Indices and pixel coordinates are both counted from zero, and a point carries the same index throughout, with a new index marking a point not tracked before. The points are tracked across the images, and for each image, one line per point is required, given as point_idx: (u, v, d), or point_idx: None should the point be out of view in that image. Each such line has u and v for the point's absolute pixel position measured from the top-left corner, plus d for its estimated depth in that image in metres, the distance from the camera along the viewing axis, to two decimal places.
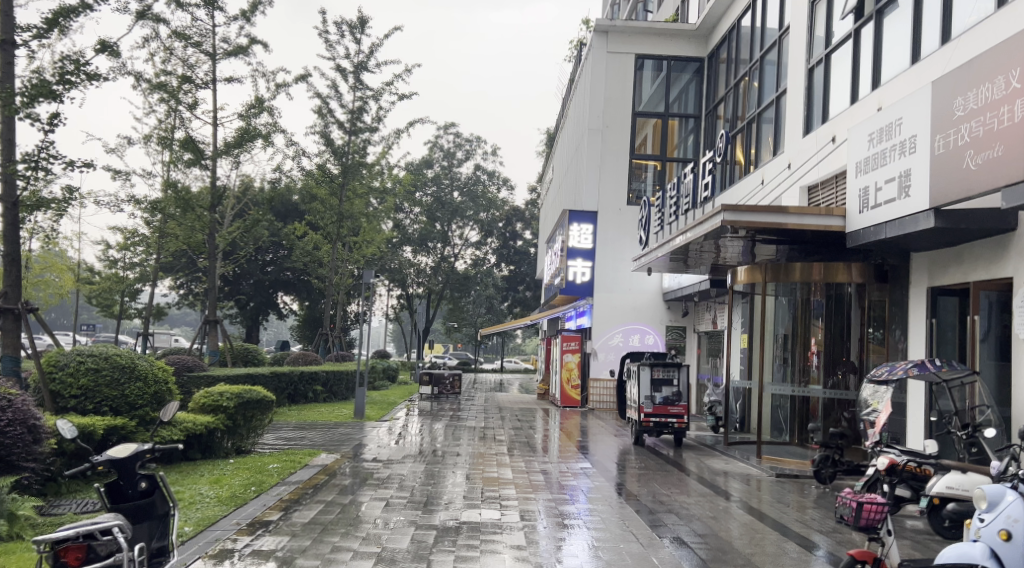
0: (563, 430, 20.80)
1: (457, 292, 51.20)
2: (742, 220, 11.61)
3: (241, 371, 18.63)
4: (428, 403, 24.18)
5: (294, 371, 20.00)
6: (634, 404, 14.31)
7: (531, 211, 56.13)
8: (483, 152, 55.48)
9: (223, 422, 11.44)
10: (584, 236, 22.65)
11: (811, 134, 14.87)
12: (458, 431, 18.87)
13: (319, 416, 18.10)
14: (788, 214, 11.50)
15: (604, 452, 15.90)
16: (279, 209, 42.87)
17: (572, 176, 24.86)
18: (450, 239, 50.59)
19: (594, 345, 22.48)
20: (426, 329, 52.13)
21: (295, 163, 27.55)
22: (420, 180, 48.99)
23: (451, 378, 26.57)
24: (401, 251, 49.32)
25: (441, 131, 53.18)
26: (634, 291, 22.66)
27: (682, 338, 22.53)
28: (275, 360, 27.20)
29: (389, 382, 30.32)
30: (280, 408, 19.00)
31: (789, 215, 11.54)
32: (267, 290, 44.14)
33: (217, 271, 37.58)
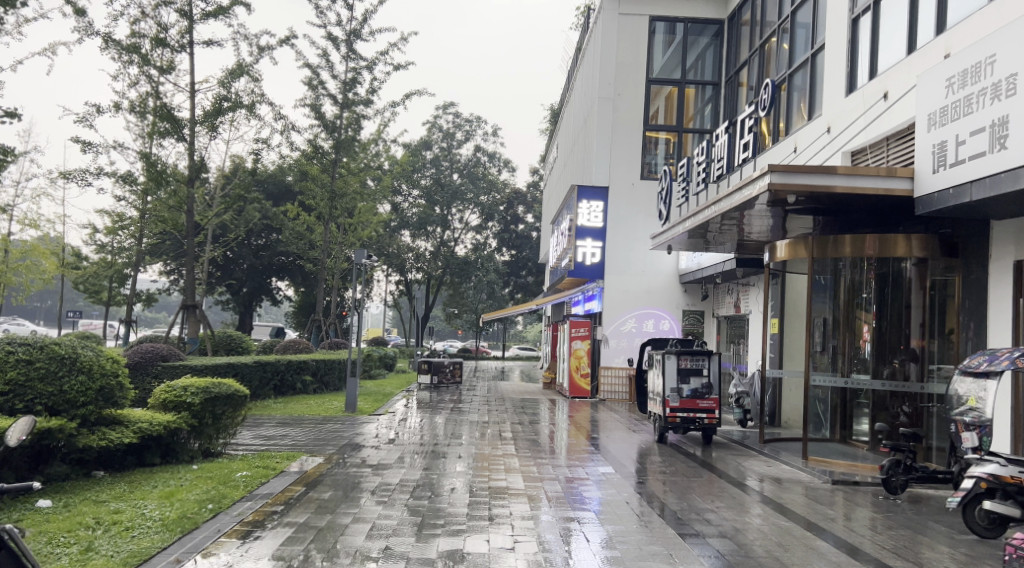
0: (572, 423, 19.21)
1: (457, 278, 49.61)
2: (789, 184, 9.91)
3: (223, 360, 17.09)
4: (427, 393, 22.65)
5: (281, 360, 18.48)
6: (656, 397, 12.72)
7: (532, 194, 54.46)
8: (482, 133, 53.79)
9: (186, 421, 9.87)
10: (594, 214, 21.03)
11: (856, 93, 13.30)
12: (459, 424, 17.37)
13: (307, 410, 16.59)
14: (836, 176, 9.88)
15: (620, 448, 14.36)
16: (272, 191, 41.27)
17: (579, 150, 23.20)
18: (450, 223, 49.00)
19: (605, 332, 20.87)
20: (425, 316, 50.56)
21: (284, 138, 25.92)
22: (418, 162, 47.35)
23: (451, 366, 25.06)
24: (399, 235, 47.75)
25: (440, 111, 51.52)
26: (648, 272, 21.04)
27: (700, 323, 20.90)
28: (266, 348, 25.63)
29: (386, 371, 28.79)
30: (265, 400, 17.50)
31: (839, 178, 9.91)
32: (261, 276, 42.60)
33: (207, 255, 35.97)
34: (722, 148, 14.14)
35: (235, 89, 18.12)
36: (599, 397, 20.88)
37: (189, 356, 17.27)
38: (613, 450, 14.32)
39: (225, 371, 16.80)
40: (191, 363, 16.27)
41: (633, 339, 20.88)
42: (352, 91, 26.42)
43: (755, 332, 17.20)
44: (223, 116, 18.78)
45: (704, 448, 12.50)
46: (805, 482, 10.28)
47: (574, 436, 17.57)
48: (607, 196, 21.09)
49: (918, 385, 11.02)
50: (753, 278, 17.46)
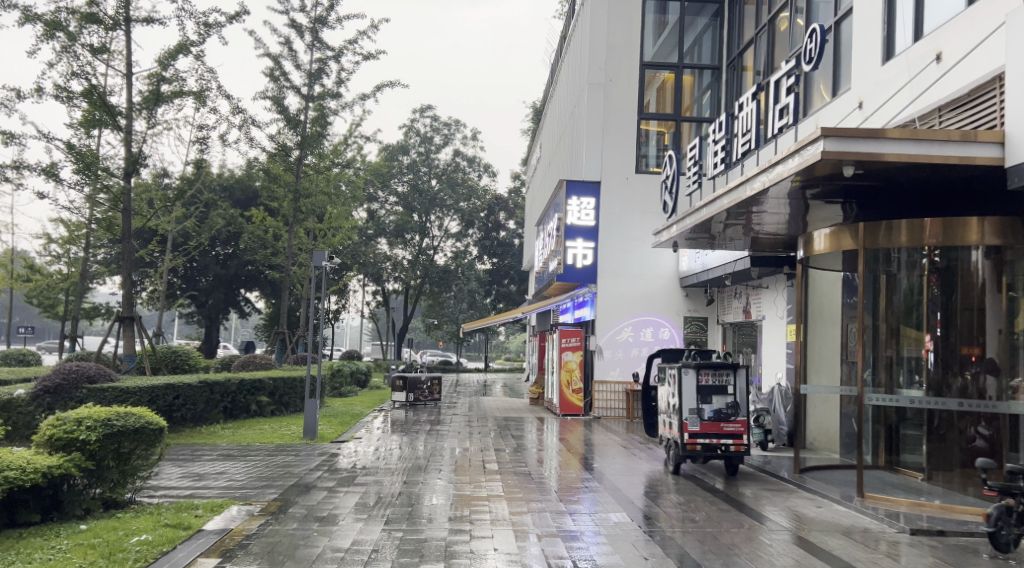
0: (564, 445, 17.09)
1: (436, 287, 47.39)
2: (839, 150, 7.84)
3: (161, 380, 14.86)
4: (401, 412, 20.49)
5: (232, 379, 16.28)
6: (669, 420, 10.62)
7: (514, 199, 52.42)
8: (461, 137, 51.75)
9: (79, 463, 7.66)
10: (585, 212, 19.05)
11: (895, 58, 11.37)
12: (437, 446, 15.24)
13: (260, 437, 14.38)
14: (887, 141, 7.93)
15: (622, 477, 12.25)
16: (238, 197, 38.97)
17: (568, 142, 21.17)
18: (429, 230, 46.87)
19: (599, 342, 18.80)
20: (403, 328, 48.30)
21: (243, 134, 23.65)
22: (394, 167, 45.22)
23: (428, 383, 22.94)
24: (376, 243, 45.51)
25: (417, 114, 49.51)
26: (645, 275, 19.00)
27: (703, 331, 18.89)
28: (224, 365, 23.30)
29: (359, 387, 26.60)
30: (213, 426, 15.28)
31: (891, 143, 7.97)
32: (228, 287, 40.26)
33: (167, 265, 33.56)
34: (743, 125, 12.09)
35: (177, 73, 15.93)
36: (592, 415, 18.78)
37: (124, 376, 15.07)
38: (614, 480, 12.21)
39: (164, 393, 14.58)
40: (122, 383, 14.06)
41: (630, 350, 18.81)
42: (318, 84, 24.25)
43: (769, 340, 15.26)
44: (165, 102, 16.58)
45: (728, 480, 10.44)
46: (867, 527, 8.20)
47: (565, 460, 15.44)
48: (599, 192, 19.10)
49: (999, 403, 8.94)
50: (765, 279, 15.49)
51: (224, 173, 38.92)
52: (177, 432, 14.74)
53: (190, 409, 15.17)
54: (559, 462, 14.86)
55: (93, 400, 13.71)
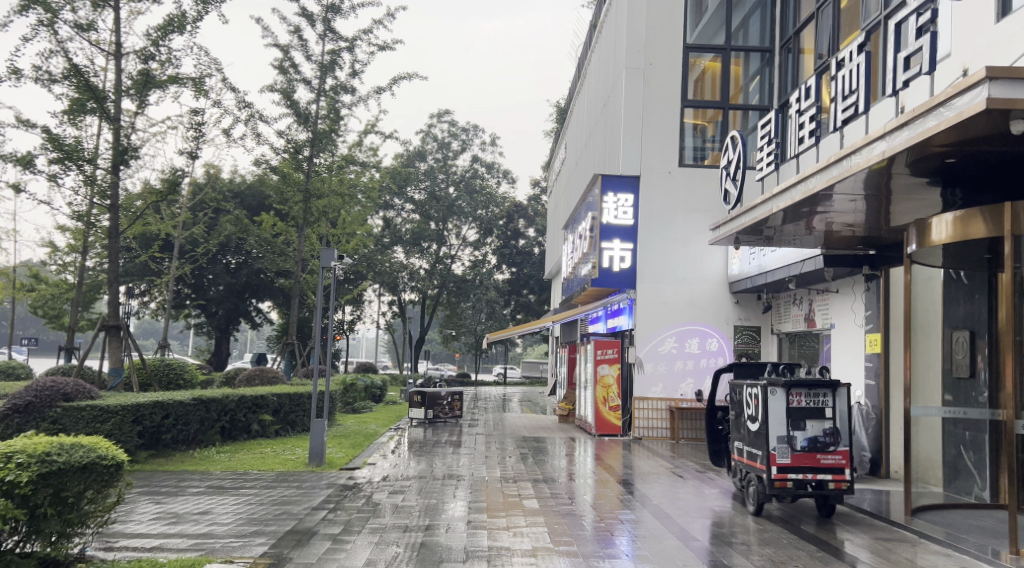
0: (602, 466, 15.27)
1: (453, 297, 45.59)
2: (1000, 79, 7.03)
3: (148, 396, 13.16)
4: (420, 431, 18.69)
5: (230, 396, 14.51)
6: (748, 449, 8.76)
7: (534, 207, 50.61)
8: (480, 142, 50.09)
9: (7, 513, 5.83)
10: (623, 209, 17.22)
11: (1014, 14, 9.47)
12: (461, 466, 13.43)
13: (259, 463, 12.58)
14: None
15: (680, 511, 10.35)
16: (249, 203, 37.41)
17: (602, 134, 19.36)
18: (446, 239, 45.13)
19: (639, 355, 16.88)
20: (420, 340, 46.51)
21: (250, 130, 22.04)
22: (411, 173, 43.56)
23: (448, 399, 21.10)
24: (392, 252, 43.80)
25: (434, 119, 47.93)
26: (690, 280, 17.10)
27: (756, 342, 16.93)
28: (229, 379, 21.58)
29: (374, 402, 24.81)
30: (206, 450, 13.52)
31: None
32: (239, 295, 38.68)
33: (174, 273, 31.97)
34: None
35: (170, 55, 14.34)
36: (631, 436, 16.92)
37: (107, 393, 13.32)
38: (670, 511, 10.31)
39: (151, 412, 12.82)
40: (103, 401, 12.34)
41: (673, 363, 16.89)
42: (330, 77, 22.59)
43: (841, 352, 13.34)
44: (157, 86, 14.95)
45: (820, 524, 8.52)
46: None
47: (605, 483, 13.61)
48: (639, 188, 17.28)
49: None
50: (836, 283, 13.63)
51: (235, 179, 37.40)
52: (167, 457, 12.96)
53: (182, 429, 13.41)
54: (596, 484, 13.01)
55: (68, 421, 12.01)
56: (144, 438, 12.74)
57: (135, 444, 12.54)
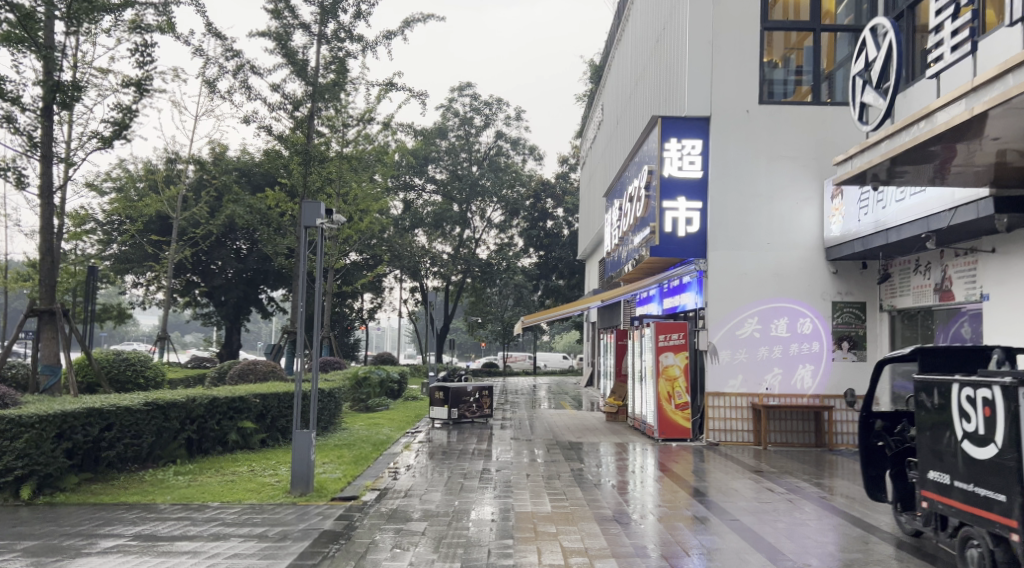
0: (671, 477, 11.97)
1: (478, 282, 42.25)
2: None
3: (85, 401, 10.17)
4: (443, 434, 15.56)
5: (200, 399, 11.43)
6: (959, 486, 5.68)
7: (563, 185, 46.97)
8: (504, 116, 46.65)
9: None
10: (688, 159, 13.89)
11: None
12: (491, 485, 10.24)
13: (225, 492, 9.39)
14: None
15: (817, 561, 7.05)
16: (256, 181, 34.37)
17: (660, 71, 15.92)
18: (470, 221, 41.76)
19: (713, 340, 13.51)
20: (444, 329, 43.34)
21: (239, 83, 18.91)
22: (432, 150, 40.32)
23: (475, 396, 17.90)
24: (413, 235, 40.61)
25: (455, 93, 44.62)
26: (776, 247, 13.66)
27: (861, 322, 13.50)
28: (220, 376, 18.48)
29: (391, 399, 21.64)
30: (164, 472, 10.47)
31: None
32: (249, 283, 35.78)
33: (174, 258, 29.02)
34: None
35: None
36: (702, 441, 13.62)
37: (34, 398, 10.54)
38: (801, 561, 7.02)
39: (84, 424, 9.79)
40: (16, 410, 9.37)
41: (756, 349, 13.50)
42: (333, 21, 19.36)
43: (1003, 331, 9.97)
44: (104, 11, 11.90)
45: None
46: None
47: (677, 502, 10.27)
48: (708, 133, 13.93)
49: None
50: (991, 240, 10.28)
51: (241, 157, 34.43)
52: (108, 482, 10.02)
53: (132, 444, 10.43)
54: (668, 507, 9.78)
55: None
56: (75, 458, 9.79)
57: (63, 466, 9.62)
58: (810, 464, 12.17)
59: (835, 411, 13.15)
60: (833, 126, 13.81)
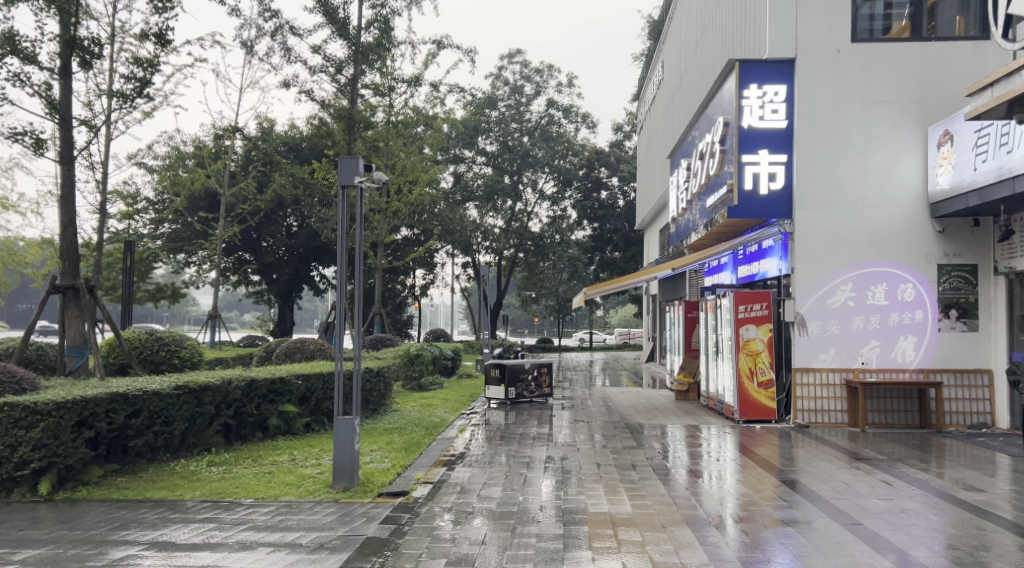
0: (757, 462, 10.63)
1: (531, 257, 40.91)
2: None
3: (111, 385, 9.33)
4: (501, 415, 14.43)
5: (236, 382, 10.46)
6: None
7: (618, 154, 45.18)
8: (556, 84, 45.00)
9: None
10: (770, 106, 12.38)
11: None
12: (557, 476, 9.06)
13: (257, 485, 8.38)
14: None
15: None
16: (304, 156, 33.55)
17: (735, 13, 14.35)
18: (522, 193, 40.39)
19: (800, 311, 12.08)
20: (497, 304, 42.24)
21: (278, 46, 17.88)
22: (482, 121, 38.98)
23: (533, 373, 16.73)
24: (464, 209, 39.46)
25: (505, 62, 43.11)
26: (873, 203, 12.12)
27: (971, 287, 11.88)
28: (267, 355, 17.65)
29: (445, 378, 20.63)
30: (196, 464, 9.54)
31: None
32: (300, 261, 35.15)
33: (221, 236, 28.32)
34: None
35: None
36: (790, 422, 12.23)
37: (58, 384, 9.78)
38: None
39: (107, 411, 8.93)
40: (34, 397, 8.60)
41: (849, 320, 12.01)
42: None
43: None
44: None
45: None
46: None
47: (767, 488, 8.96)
48: (793, 77, 12.38)
49: None
50: None
51: (288, 132, 33.61)
52: (136, 475, 9.16)
53: (161, 432, 9.54)
54: (762, 496, 8.46)
55: None
56: (99, 448, 8.98)
57: (86, 458, 8.79)
58: (917, 448, 10.71)
59: (944, 388, 11.61)
60: (939, 63, 12.11)
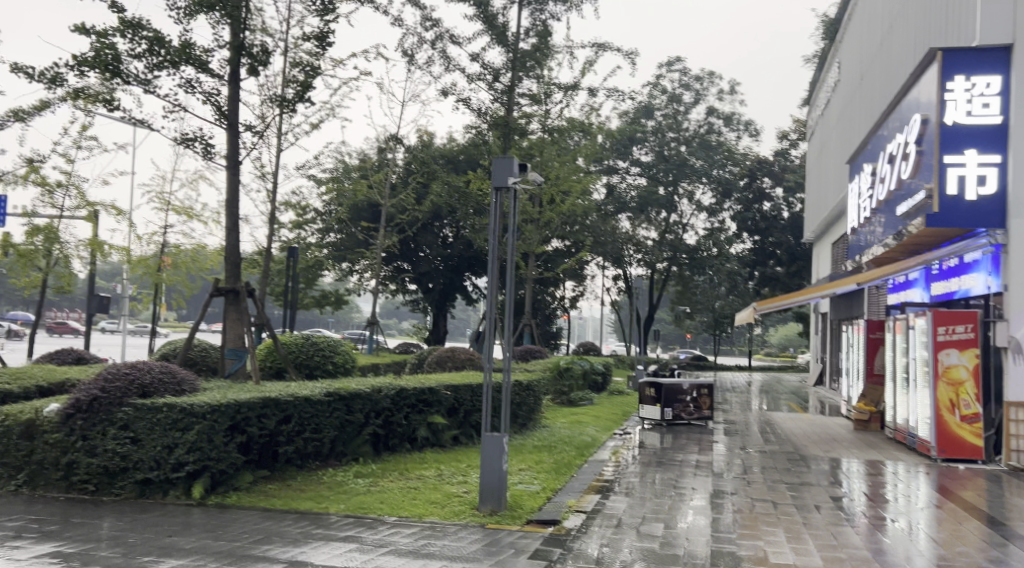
0: (962, 507, 9.15)
1: (687, 271, 39.31)
2: None
3: (263, 390, 9.24)
4: (656, 438, 13.47)
5: (386, 390, 10.17)
6: None
7: (782, 163, 42.72)
8: (717, 92, 43.22)
9: None
10: (980, 100, 10.83)
11: None
12: (727, 513, 8.08)
13: (400, 502, 7.93)
14: None
15: None
16: (460, 167, 33.77)
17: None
18: (679, 205, 38.94)
19: (1015, 336, 10.42)
20: (650, 319, 40.92)
21: (436, 54, 17.79)
22: (638, 130, 37.90)
23: (692, 395, 15.57)
24: (618, 221, 38.48)
25: (663, 70, 41.85)
26: None
27: None
28: (418, 364, 17.52)
29: (596, 394, 19.82)
30: (342, 473, 9.28)
31: None
32: (453, 271, 35.38)
33: (378, 245, 28.83)
34: None
35: None
36: (1001, 464, 10.59)
37: (215, 385, 9.83)
38: None
39: (258, 416, 8.83)
40: (191, 400, 8.62)
41: None
42: None
43: None
44: None
45: None
46: None
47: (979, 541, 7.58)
48: (1010, 66, 10.71)
49: None
50: None
51: (445, 144, 33.95)
52: (285, 482, 9.01)
53: (312, 439, 9.37)
54: (975, 553, 7.12)
55: (140, 427, 8.70)
56: (251, 453, 8.88)
57: (238, 462, 8.71)
58: None
59: None
60: None
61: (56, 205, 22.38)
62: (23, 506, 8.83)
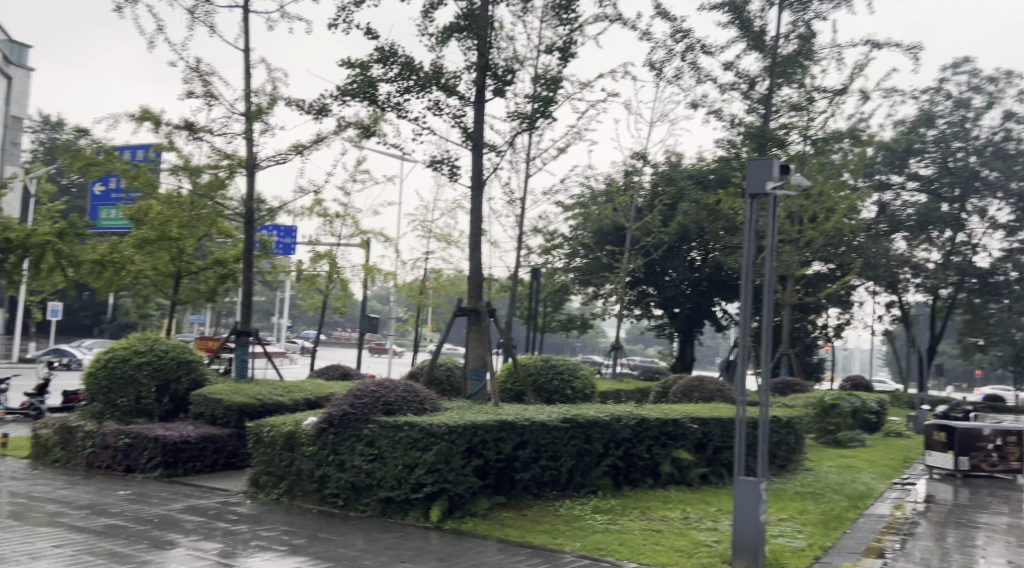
0: None
1: (978, 298, 34.57)
2: None
3: (500, 412, 8.99)
4: (948, 492, 11.47)
5: (627, 419, 9.56)
6: None
7: None
8: (1015, 93, 37.84)
9: None
10: None
11: None
12: None
13: (639, 543, 7.21)
14: None
15: None
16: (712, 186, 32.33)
17: None
18: (967, 222, 34.41)
19: None
20: (932, 351, 36.46)
21: (689, 65, 16.96)
22: (918, 140, 34.00)
23: (995, 443, 13.13)
24: (893, 241, 34.72)
25: (948, 72, 37.43)
26: None
27: None
28: (666, 392, 16.62)
29: (871, 434, 17.59)
30: (579, 505, 8.77)
31: None
32: (706, 295, 33.91)
33: (627, 269, 28.23)
34: None
35: None
36: None
37: (455, 406, 9.76)
38: None
39: (494, 439, 8.59)
40: (429, 420, 8.54)
41: None
42: None
43: None
44: None
45: None
46: None
47: None
48: None
49: None
50: None
51: (698, 163, 32.70)
52: (521, 511, 8.63)
53: (549, 467, 8.99)
54: None
55: (384, 445, 8.72)
56: (488, 478, 8.62)
57: (475, 487, 8.46)
58: None
59: None
60: None
61: (335, 233, 24.26)
62: (282, 517, 9.16)
